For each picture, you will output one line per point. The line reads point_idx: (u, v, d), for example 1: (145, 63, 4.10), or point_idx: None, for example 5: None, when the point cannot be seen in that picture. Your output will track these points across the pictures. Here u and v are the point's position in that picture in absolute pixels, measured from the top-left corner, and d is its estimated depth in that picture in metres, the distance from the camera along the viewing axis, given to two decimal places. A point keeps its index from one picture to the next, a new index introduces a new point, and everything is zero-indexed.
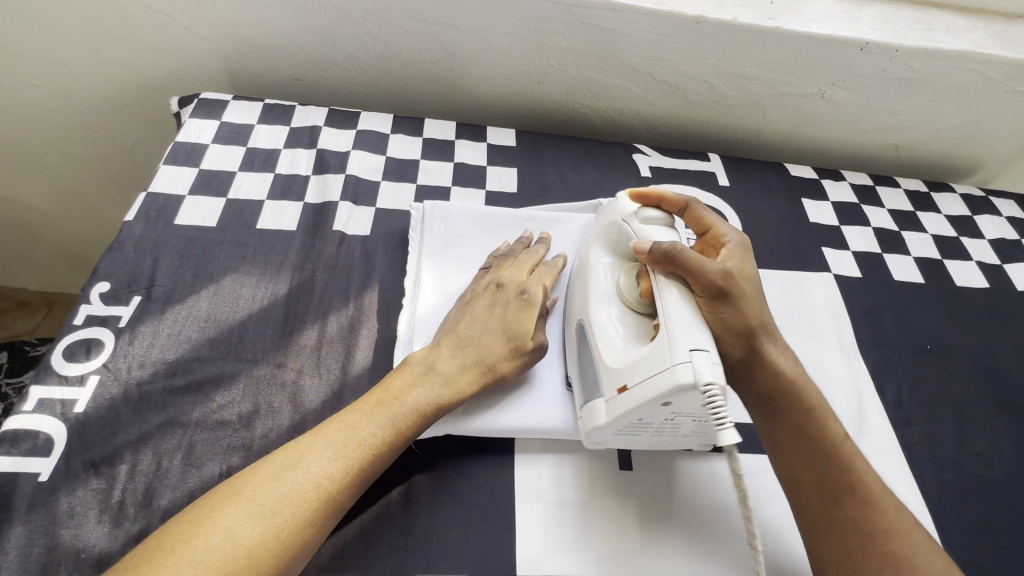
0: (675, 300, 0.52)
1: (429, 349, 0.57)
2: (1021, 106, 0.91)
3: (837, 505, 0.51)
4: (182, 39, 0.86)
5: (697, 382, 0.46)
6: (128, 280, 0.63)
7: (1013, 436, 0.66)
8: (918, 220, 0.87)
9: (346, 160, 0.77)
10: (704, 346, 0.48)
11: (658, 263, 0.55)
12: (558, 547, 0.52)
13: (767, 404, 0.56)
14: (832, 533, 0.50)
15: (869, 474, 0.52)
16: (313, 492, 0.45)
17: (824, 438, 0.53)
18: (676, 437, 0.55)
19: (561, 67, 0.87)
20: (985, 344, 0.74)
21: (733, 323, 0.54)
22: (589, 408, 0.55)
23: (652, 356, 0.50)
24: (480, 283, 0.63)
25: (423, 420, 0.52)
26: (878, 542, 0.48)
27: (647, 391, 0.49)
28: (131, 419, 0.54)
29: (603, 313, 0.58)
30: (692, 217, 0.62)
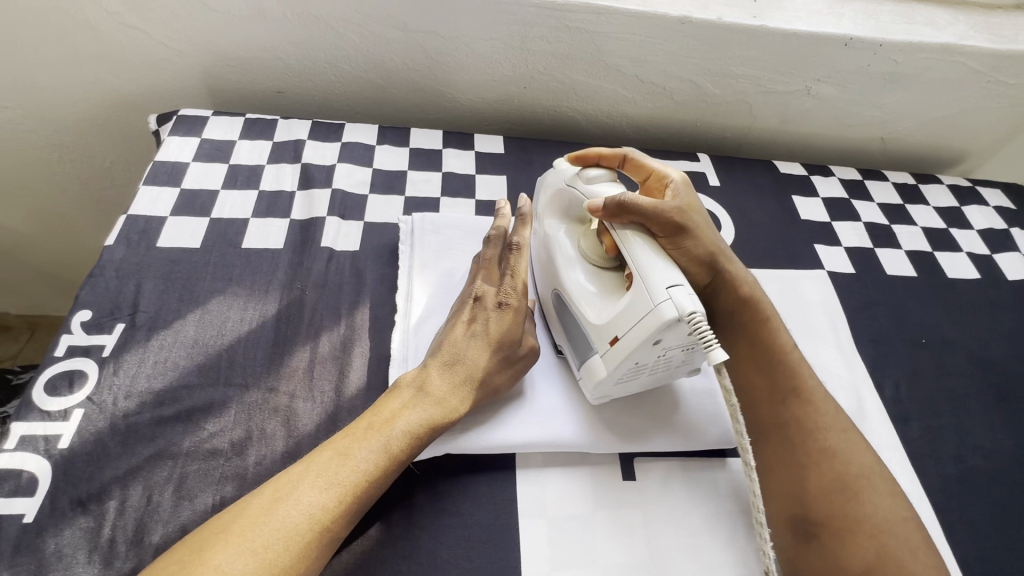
0: (641, 249, 0.53)
1: (418, 370, 0.56)
2: (1003, 96, 0.91)
3: (782, 405, 0.56)
4: (158, 55, 0.84)
5: (681, 315, 0.48)
6: (111, 307, 0.61)
7: (1011, 426, 0.66)
8: (908, 213, 0.87)
9: (332, 174, 0.76)
10: (678, 281, 0.50)
11: (614, 216, 0.55)
12: (564, 562, 0.52)
13: (727, 322, 0.61)
14: (779, 432, 0.56)
15: (812, 379, 0.58)
16: (307, 524, 0.44)
17: (775, 349, 0.59)
18: (667, 370, 0.56)
19: (547, 71, 0.86)
20: (979, 335, 0.74)
21: (694, 253, 0.59)
22: (588, 368, 0.56)
23: (634, 305, 0.51)
24: (461, 298, 0.61)
25: (417, 442, 0.51)
26: (818, 438, 0.54)
27: (634, 337, 0.50)
28: (118, 453, 0.52)
29: (575, 279, 0.59)
30: (631, 166, 0.66)
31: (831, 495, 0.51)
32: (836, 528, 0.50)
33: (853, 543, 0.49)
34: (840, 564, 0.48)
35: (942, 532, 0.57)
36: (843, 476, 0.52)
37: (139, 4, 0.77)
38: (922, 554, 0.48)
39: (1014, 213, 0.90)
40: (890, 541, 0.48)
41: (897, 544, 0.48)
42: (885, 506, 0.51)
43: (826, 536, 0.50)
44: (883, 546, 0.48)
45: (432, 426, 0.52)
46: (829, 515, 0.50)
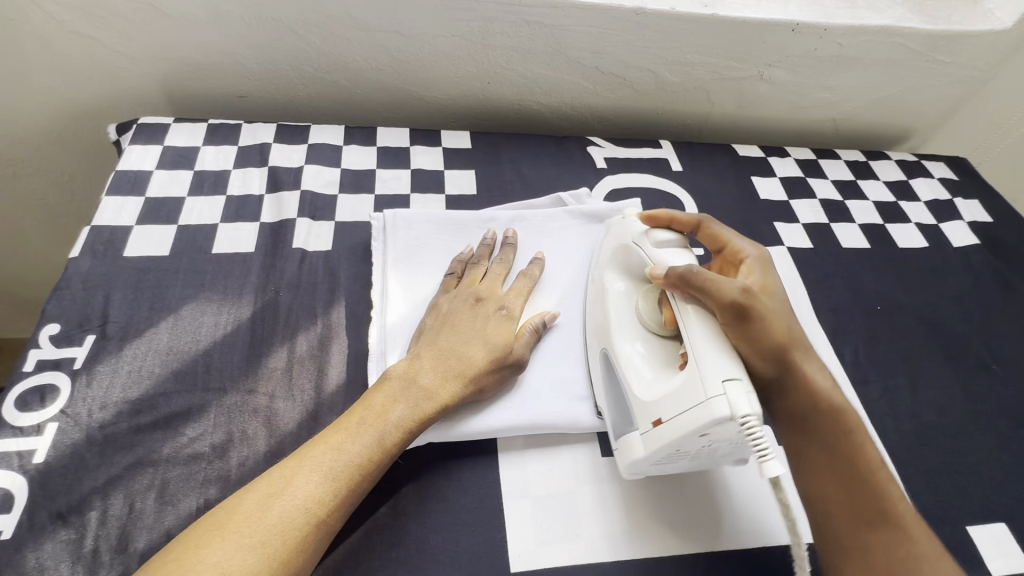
0: (698, 327, 0.51)
1: (408, 361, 0.56)
2: (941, 73, 0.97)
3: (866, 529, 0.49)
4: (114, 63, 0.83)
5: (734, 416, 0.46)
6: (80, 319, 0.60)
7: (961, 382, 0.71)
8: (860, 188, 0.92)
9: (300, 176, 0.76)
10: (735, 374, 0.48)
11: (675, 286, 0.54)
12: (550, 539, 0.53)
13: (797, 429, 0.54)
14: (861, 559, 0.48)
15: (902, 500, 0.50)
16: (301, 518, 0.45)
17: (862, 464, 0.51)
18: (712, 457, 0.54)
19: (509, 66, 0.88)
20: (929, 299, 0.79)
21: (763, 344, 0.52)
22: (623, 442, 0.55)
23: (684, 389, 0.49)
24: (456, 295, 0.62)
25: (411, 435, 0.51)
26: (909, 569, 0.47)
27: (681, 427, 0.48)
28: (97, 464, 0.52)
29: (630, 348, 0.57)
30: (708, 235, 0.62)
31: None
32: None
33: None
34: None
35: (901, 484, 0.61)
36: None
37: (90, 11, 0.76)
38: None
39: (957, 184, 0.95)
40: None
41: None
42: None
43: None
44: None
45: (422, 421, 0.52)
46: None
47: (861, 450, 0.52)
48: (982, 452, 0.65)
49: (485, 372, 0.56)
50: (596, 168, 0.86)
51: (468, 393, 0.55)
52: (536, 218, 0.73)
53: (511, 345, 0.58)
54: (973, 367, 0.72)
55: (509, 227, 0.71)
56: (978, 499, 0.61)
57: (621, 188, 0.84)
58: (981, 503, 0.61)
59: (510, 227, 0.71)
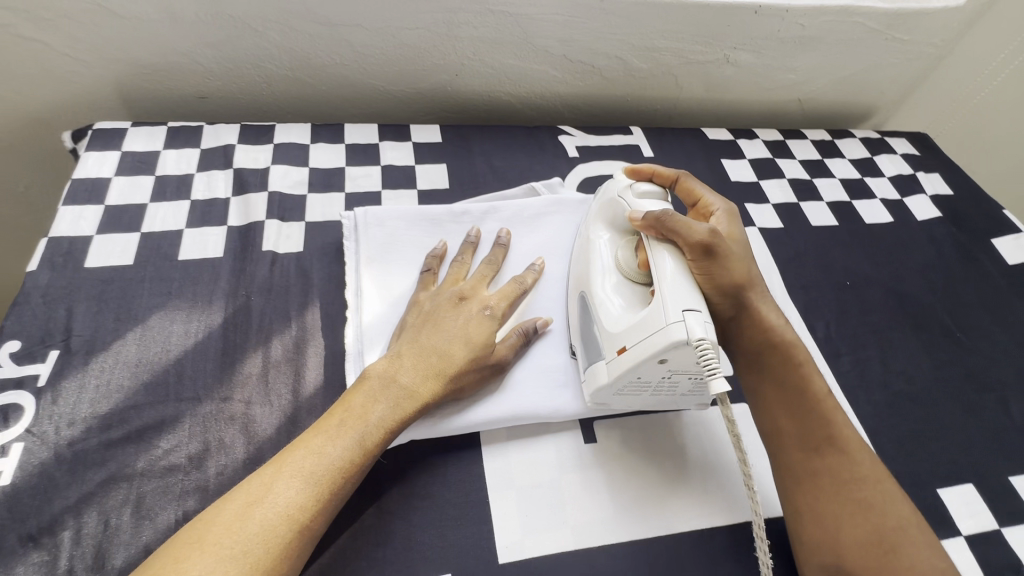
0: (666, 264, 0.54)
1: (389, 360, 0.55)
2: (901, 51, 0.99)
3: (816, 455, 0.53)
4: (64, 67, 0.80)
5: (689, 339, 0.49)
6: (42, 335, 0.58)
7: (927, 350, 0.73)
8: (827, 166, 0.94)
9: (267, 177, 0.74)
10: (696, 306, 0.50)
11: (651, 229, 0.56)
12: (536, 527, 0.54)
13: (752, 362, 0.58)
14: (811, 481, 0.53)
15: (848, 428, 0.55)
16: (284, 524, 0.44)
17: (810, 394, 0.55)
18: (676, 391, 0.57)
19: (476, 57, 0.87)
20: (895, 272, 0.81)
21: (723, 282, 0.55)
22: (592, 371, 0.57)
23: (647, 319, 0.52)
24: (440, 295, 0.60)
25: (391, 435, 0.51)
26: (854, 491, 0.51)
27: (640, 352, 0.51)
28: (68, 482, 0.50)
29: (603, 284, 0.59)
30: (684, 189, 0.66)
31: (869, 549, 0.49)
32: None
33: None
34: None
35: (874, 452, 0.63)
36: (880, 531, 0.49)
37: (34, 13, 0.73)
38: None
39: (918, 158, 0.98)
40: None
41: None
42: (924, 561, 0.48)
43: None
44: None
45: (404, 420, 0.51)
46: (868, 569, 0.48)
47: (809, 380, 0.56)
48: (949, 418, 0.67)
49: (464, 367, 0.55)
50: (568, 157, 0.86)
51: (449, 390, 0.54)
52: (509, 210, 0.73)
53: (492, 345, 0.58)
54: (938, 335, 0.75)
55: (501, 227, 0.70)
56: (947, 461, 0.64)
57: (594, 176, 0.84)
58: (950, 466, 0.63)
59: (503, 228, 0.70)
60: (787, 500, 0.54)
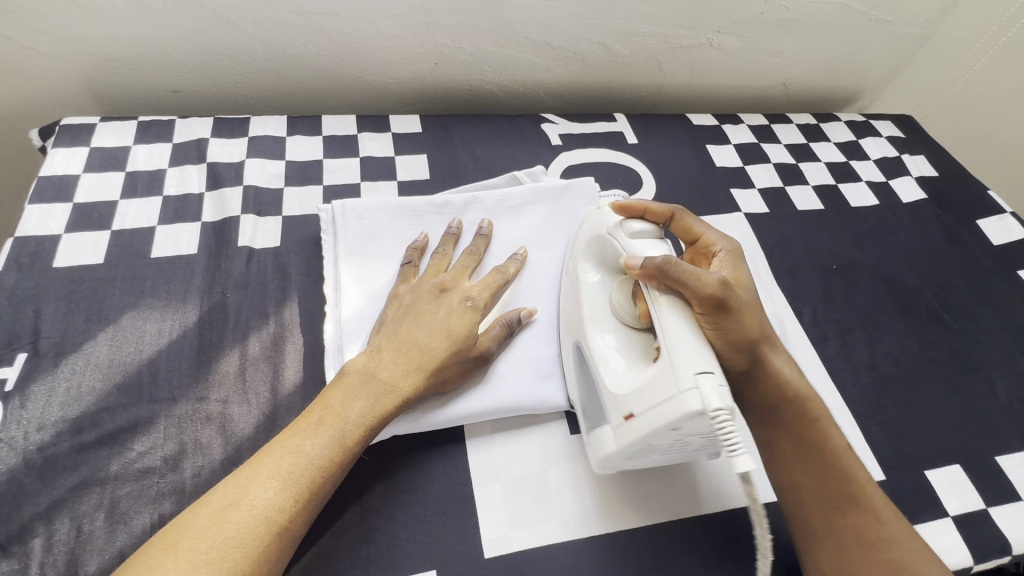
0: (672, 319, 0.49)
1: (368, 355, 0.53)
2: (884, 32, 0.98)
3: (839, 514, 0.51)
4: (27, 61, 0.77)
5: (705, 410, 0.43)
6: (8, 337, 0.56)
7: (914, 332, 0.73)
8: (812, 150, 0.93)
9: (242, 171, 0.72)
10: (710, 367, 0.45)
11: (652, 278, 0.51)
12: (522, 520, 0.53)
13: (766, 415, 0.55)
14: (836, 542, 0.50)
15: (871, 484, 0.53)
16: (261, 526, 0.43)
17: (828, 450, 0.53)
18: (686, 449, 0.53)
19: (456, 45, 0.85)
20: (882, 255, 0.80)
21: (737, 336, 0.51)
22: (595, 436, 0.54)
23: (656, 384, 0.47)
24: (421, 285, 0.59)
25: (372, 431, 0.50)
26: (880, 551, 0.49)
27: (654, 420, 0.47)
28: (38, 488, 0.49)
29: (601, 341, 0.55)
30: (679, 227, 0.61)
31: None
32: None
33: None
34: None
35: (861, 435, 0.63)
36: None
37: None
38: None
39: (904, 141, 0.98)
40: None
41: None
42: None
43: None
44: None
45: (385, 417, 0.50)
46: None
47: (828, 435, 0.54)
48: (935, 398, 0.67)
49: (446, 361, 0.54)
50: (551, 146, 0.84)
51: (431, 384, 0.53)
52: (491, 200, 0.71)
53: (475, 337, 0.56)
54: (924, 316, 0.74)
55: (483, 219, 0.69)
56: (934, 443, 0.63)
57: (578, 164, 0.83)
58: (936, 447, 0.63)
59: (485, 219, 0.69)
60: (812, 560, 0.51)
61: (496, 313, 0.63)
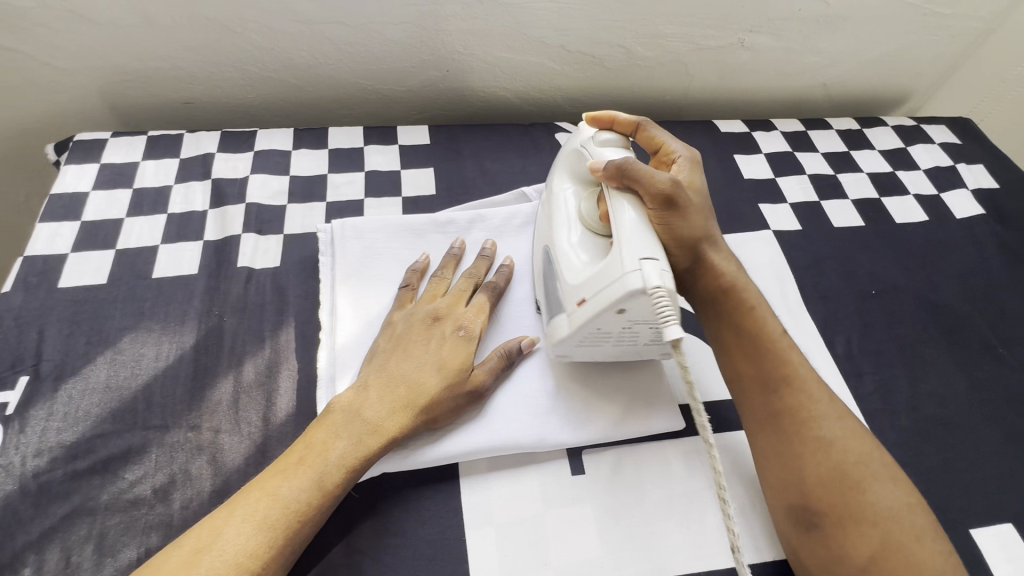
0: (629, 217, 0.51)
1: (354, 392, 0.51)
2: (940, 27, 0.89)
3: (775, 396, 0.53)
4: (44, 76, 0.78)
5: (645, 288, 0.46)
6: (12, 360, 0.56)
7: (964, 369, 0.65)
8: (853, 159, 0.85)
9: (245, 187, 0.71)
10: (654, 255, 0.48)
11: (613, 180, 0.53)
12: (515, 568, 0.50)
13: (707, 306, 0.57)
14: (772, 424, 0.52)
15: (802, 366, 0.54)
16: (232, 572, 0.41)
17: (764, 337, 0.55)
18: (636, 344, 0.54)
19: (467, 51, 0.82)
20: (929, 279, 0.73)
21: (682, 234, 0.54)
22: (554, 323, 0.55)
23: (605, 269, 0.50)
24: (412, 314, 0.57)
25: (355, 474, 0.47)
26: (809, 428, 0.51)
27: (598, 300, 0.49)
28: (31, 517, 0.49)
29: (563, 238, 0.57)
30: (645, 138, 0.62)
31: (829, 484, 0.49)
32: (837, 518, 0.48)
33: (854, 533, 0.47)
34: (844, 556, 0.47)
35: None
36: (842, 468, 0.49)
37: (8, 21, 0.71)
38: (929, 543, 0.47)
39: (960, 148, 0.88)
40: (894, 529, 0.47)
41: (902, 533, 0.46)
42: (887, 495, 0.48)
43: (829, 526, 0.48)
44: (885, 536, 0.46)
45: (367, 458, 0.48)
46: (830, 506, 0.48)
47: (763, 323, 0.55)
48: (986, 446, 0.60)
49: (437, 396, 0.51)
50: None
51: (419, 422, 0.51)
52: (496, 219, 0.68)
53: (470, 368, 0.54)
54: (976, 350, 0.67)
55: (486, 240, 0.65)
56: (983, 499, 0.57)
57: None
58: (984, 500, 0.57)
59: (490, 240, 0.66)
60: (753, 446, 0.54)
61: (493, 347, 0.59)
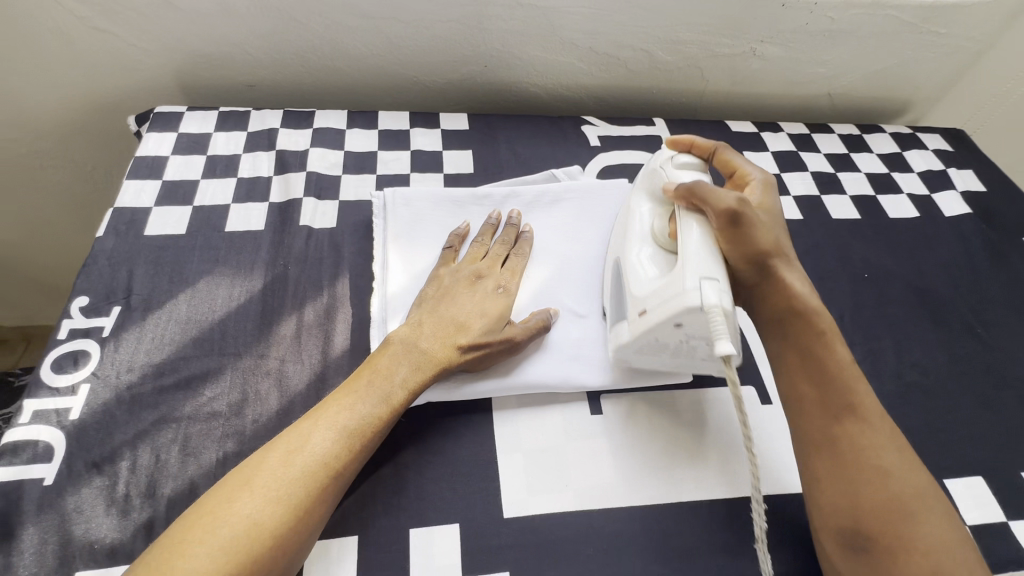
0: (694, 233, 0.56)
1: (410, 328, 0.59)
2: (936, 44, 0.97)
3: (837, 423, 0.54)
4: (129, 56, 0.88)
5: (702, 305, 0.50)
6: (106, 292, 0.65)
7: (946, 345, 0.72)
8: (852, 161, 0.93)
9: (306, 158, 0.80)
10: (714, 275, 0.52)
11: (681, 198, 0.58)
12: (541, 487, 0.57)
13: (778, 324, 0.59)
14: (830, 448, 0.53)
15: (868, 397, 0.55)
16: (321, 469, 0.49)
17: (830, 363, 0.56)
18: (692, 357, 0.59)
19: (505, 49, 0.91)
20: (918, 267, 0.80)
21: (750, 250, 0.57)
22: (615, 329, 0.62)
23: (667, 285, 0.54)
24: (457, 270, 0.65)
25: (414, 395, 0.56)
26: (871, 457, 0.52)
27: (659, 316, 0.54)
28: (126, 420, 0.57)
29: (636, 251, 0.61)
30: (721, 162, 0.67)
31: (881, 512, 0.50)
32: (887, 543, 0.49)
33: (903, 560, 0.48)
34: None
35: None
36: (897, 497, 0.50)
37: (107, 6, 0.81)
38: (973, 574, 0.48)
39: (952, 154, 0.96)
40: (943, 559, 0.48)
41: (950, 563, 0.48)
42: (938, 527, 0.50)
43: (877, 551, 0.49)
44: (934, 565, 0.48)
45: (425, 381, 0.56)
46: (881, 533, 0.50)
47: (831, 347, 0.57)
48: (962, 411, 0.67)
49: (481, 338, 0.59)
50: (589, 146, 0.88)
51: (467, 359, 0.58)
52: (528, 195, 0.76)
53: (505, 320, 0.62)
54: (958, 330, 0.74)
55: (514, 210, 0.73)
56: (957, 455, 0.64)
57: (614, 165, 0.86)
58: (959, 456, 0.63)
59: (518, 211, 0.73)
60: (806, 467, 0.55)
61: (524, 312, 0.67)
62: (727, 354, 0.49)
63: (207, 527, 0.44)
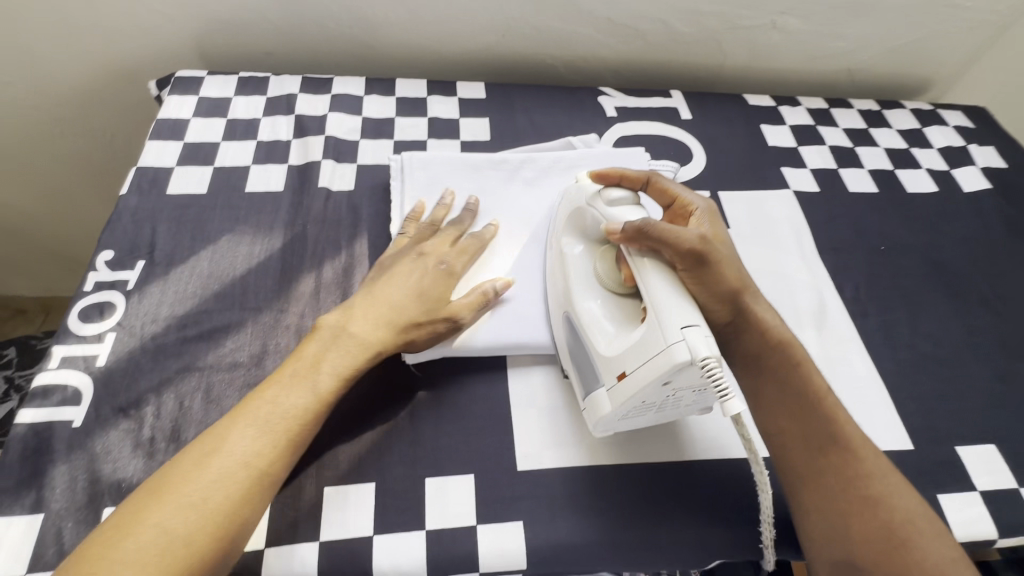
0: (657, 280, 0.51)
1: (340, 313, 0.59)
2: (961, 18, 0.95)
3: (821, 455, 0.53)
4: (151, 22, 0.89)
5: (694, 359, 0.47)
6: (130, 247, 0.66)
7: (961, 318, 0.72)
8: (871, 136, 0.92)
9: (324, 123, 0.81)
10: (695, 321, 0.48)
11: (633, 242, 0.53)
12: (554, 442, 0.58)
13: (752, 364, 0.57)
14: (819, 483, 0.52)
15: (850, 424, 0.55)
16: (301, 415, 0.52)
17: (811, 390, 0.55)
18: (677, 408, 0.55)
19: (522, 18, 0.90)
20: (935, 241, 0.80)
21: (720, 287, 0.54)
22: (592, 399, 0.55)
23: (646, 340, 0.50)
24: (399, 251, 0.64)
25: (347, 384, 0.55)
26: (860, 487, 0.51)
27: (643, 376, 0.49)
28: (150, 367, 0.58)
29: (589, 305, 0.57)
30: (655, 190, 0.62)
31: (874, 544, 0.49)
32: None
33: None
34: None
35: (893, 408, 0.64)
36: (889, 526, 0.49)
37: None
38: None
39: (973, 131, 0.95)
40: None
41: None
42: (935, 549, 0.49)
43: None
44: None
45: (356, 368, 0.55)
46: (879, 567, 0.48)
47: (808, 377, 0.56)
48: (976, 382, 0.67)
49: (419, 317, 0.58)
50: (606, 117, 0.88)
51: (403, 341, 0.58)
52: (545, 161, 0.77)
53: (445, 300, 0.60)
54: (974, 303, 0.73)
55: (471, 197, 0.70)
56: (970, 423, 0.64)
57: (630, 135, 0.86)
58: (971, 424, 0.64)
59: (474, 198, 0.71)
60: (795, 504, 0.53)
61: (505, 274, 0.67)
62: (738, 413, 0.47)
63: (199, 463, 0.47)
